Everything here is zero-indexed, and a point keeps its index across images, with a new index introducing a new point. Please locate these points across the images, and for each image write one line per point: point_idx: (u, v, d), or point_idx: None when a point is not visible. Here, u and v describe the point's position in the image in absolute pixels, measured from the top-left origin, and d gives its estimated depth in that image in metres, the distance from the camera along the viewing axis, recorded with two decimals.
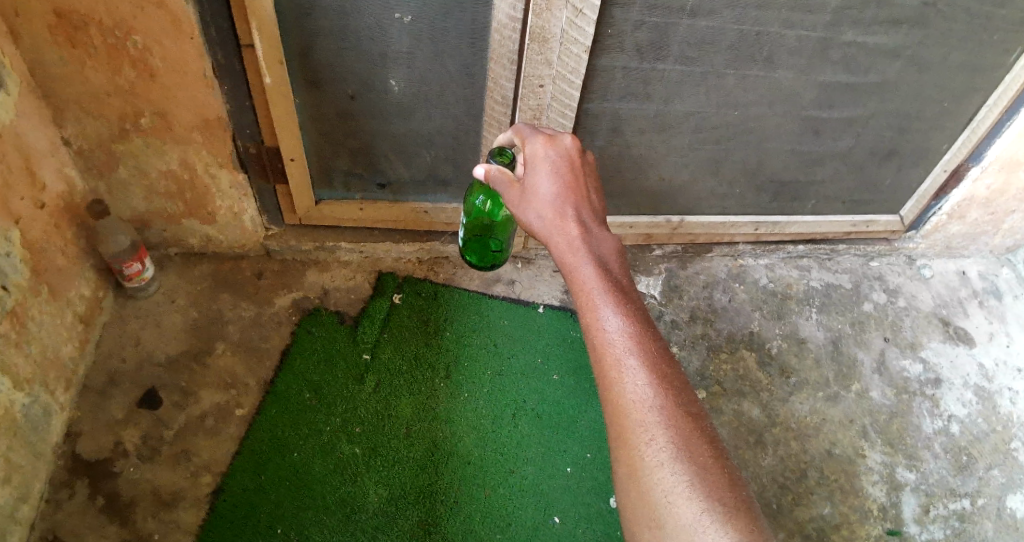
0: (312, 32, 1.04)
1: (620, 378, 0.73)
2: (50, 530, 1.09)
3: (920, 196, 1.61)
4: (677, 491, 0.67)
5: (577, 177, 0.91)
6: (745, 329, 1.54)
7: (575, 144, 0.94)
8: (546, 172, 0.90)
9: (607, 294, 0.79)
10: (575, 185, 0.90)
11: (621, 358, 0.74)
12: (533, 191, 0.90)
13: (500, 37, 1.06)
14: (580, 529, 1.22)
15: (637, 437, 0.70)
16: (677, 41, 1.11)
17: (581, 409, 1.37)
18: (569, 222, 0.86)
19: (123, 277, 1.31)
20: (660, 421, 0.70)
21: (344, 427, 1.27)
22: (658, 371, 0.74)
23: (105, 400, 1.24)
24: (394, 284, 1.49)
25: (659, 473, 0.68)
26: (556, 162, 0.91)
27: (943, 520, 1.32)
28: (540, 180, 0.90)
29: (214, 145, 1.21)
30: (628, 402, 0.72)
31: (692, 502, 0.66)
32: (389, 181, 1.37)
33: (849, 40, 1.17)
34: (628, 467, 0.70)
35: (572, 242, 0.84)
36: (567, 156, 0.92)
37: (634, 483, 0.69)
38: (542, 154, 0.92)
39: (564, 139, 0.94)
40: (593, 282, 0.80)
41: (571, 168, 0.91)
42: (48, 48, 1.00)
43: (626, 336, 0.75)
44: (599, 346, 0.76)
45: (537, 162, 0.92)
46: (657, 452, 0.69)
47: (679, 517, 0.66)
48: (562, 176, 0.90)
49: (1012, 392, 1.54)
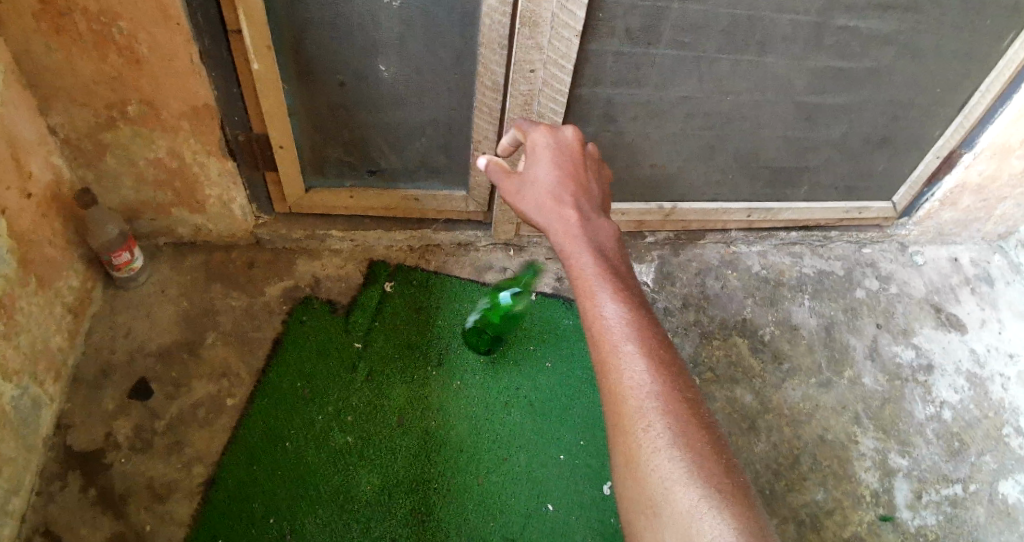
0: (302, 20, 1.03)
1: (617, 365, 0.73)
2: (41, 523, 1.09)
3: (914, 182, 1.60)
4: (675, 476, 0.66)
5: (577, 166, 0.91)
6: (738, 315, 1.55)
7: (576, 135, 0.93)
8: (546, 161, 0.90)
9: (606, 281, 0.79)
10: (575, 173, 0.90)
11: (619, 344, 0.74)
12: (532, 179, 0.90)
13: (491, 22, 1.05)
14: (574, 516, 1.22)
15: (634, 423, 0.70)
16: (669, 26, 1.11)
17: (573, 396, 1.36)
18: (566, 208, 0.86)
19: (113, 267, 1.30)
20: (657, 407, 0.70)
21: (336, 417, 1.26)
22: (655, 357, 0.73)
23: (96, 391, 1.24)
24: (387, 273, 1.49)
25: (655, 459, 0.67)
26: (556, 151, 0.91)
27: (935, 506, 1.33)
28: (540, 170, 0.90)
29: (204, 133, 1.20)
30: (625, 388, 0.71)
31: (689, 487, 0.65)
32: (381, 169, 1.36)
33: (842, 25, 1.16)
34: (625, 453, 0.70)
35: (571, 229, 0.84)
36: (567, 146, 0.92)
37: (631, 469, 0.69)
38: (542, 144, 0.92)
39: (566, 129, 0.94)
40: (591, 270, 0.80)
41: (571, 157, 0.91)
42: (33, 36, 0.99)
43: (623, 323, 0.75)
44: (598, 333, 0.75)
45: (536, 151, 0.93)
46: (653, 438, 0.68)
47: (676, 503, 0.65)
48: (561, 165, 0.90)
49: (1004, 378, 1.55)
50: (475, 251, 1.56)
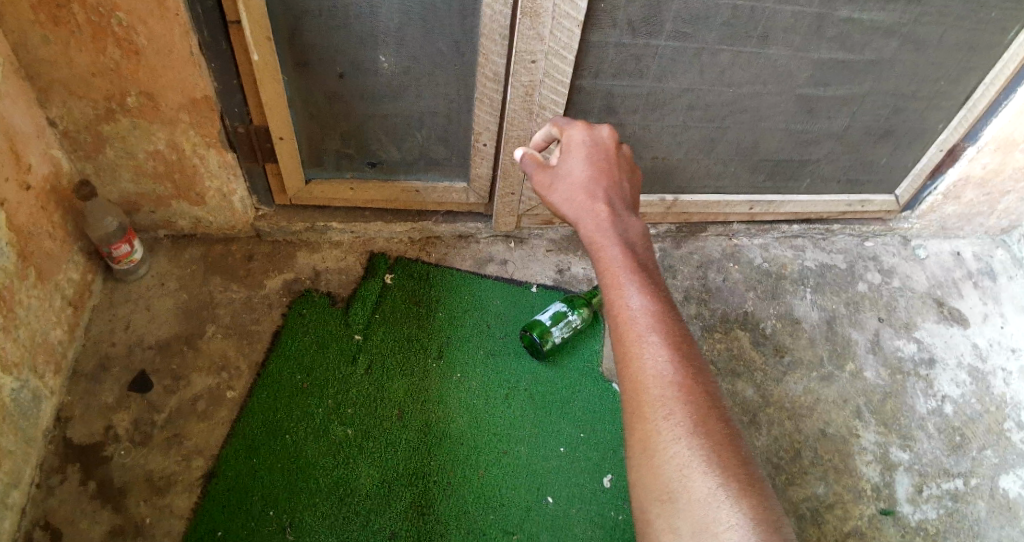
0: (301, 11, 1.02)
1: (640, 353, 0.72)
2: (41, 516, 1.09)
3: (915, 176, 1.59)
4: (692, 465, 0.65)
5: (611, 166, 0.90)
6: (739, 309, 1.54)
7: (612, 135, 0.94)
8: (580, 157, 0.90)
9: (634, 274, 0.78)
10: (610, 172, 0.90)
11: (643, 334, 0.73)
12: (565, 173, 0.90)
13: (491, 12, 1.04)
14: (573, 508, 1.22)
15: (654, 411, 0.69)
16: (670, 17, 1.10)
17: (573, 389, 1.36)
18: (598, 203, 0.86)
19: (112, 260, 1.29)
20: (677, 396, 0.69)
21: (337, 409, 1.26)
22: (678, 348, 0.73)
23: (95, 385, 1.23)
24: (386, 265, 1.48)
25: (673, 447, 0.67)
26: (591, 149, 0.91)
27: (936, 500, 1.32)
28: (574, 165, 0.90)
29: (203, 125, 1.19)
30: (647, 376, 0.71)
31: (706, 475, 0.65)
32: (380, 161, 1.35)
33: (845, 17, 1.15)
34: (642, 441, 0.69)
35: (601, 222, 0.84)
36: (603, 145, 0.92)
37: (648, 457, 0.68)
38: (578, 140, 0.92)
39: (602, 129, 0.94)
40: (619, 262, 0.79)
41: (606, 157, 0.91)
42: (30, 27, 0.98)
43: (648, 314, 0.74)
44: (622, 323, 0.75)
45: (569, 145, 0.93)
46: (673, 426, 0.68)
47: (692, 491, 0.65)
48: (595, 162, 0.90)
49: (1006, 372, 1.54)
50: (475, 244, 1.55)
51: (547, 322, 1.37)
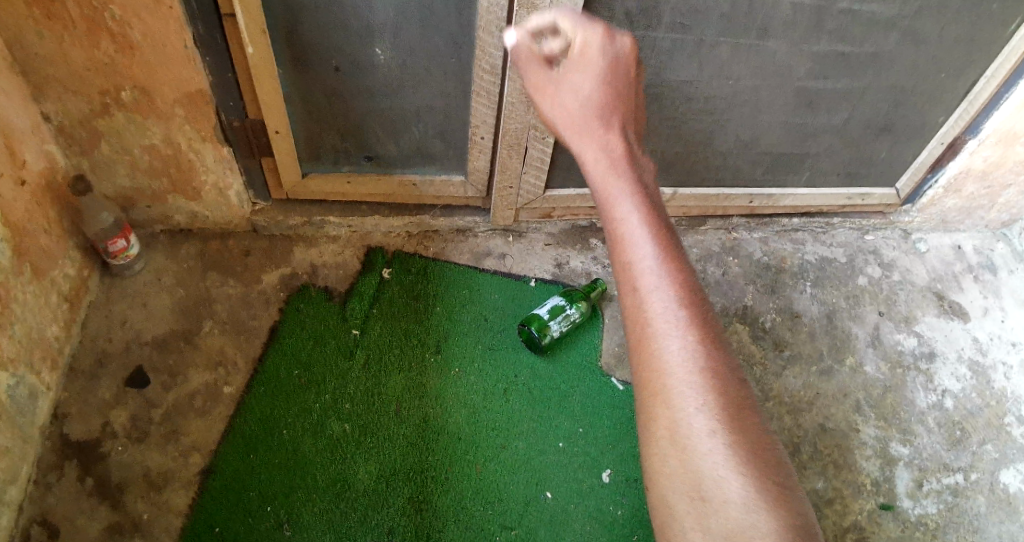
0: (297, 5, 1.01)
1: (659, 336, 0.67)
2: (39, 513, 1.08)
3: (916, 169, 1.59)
4: (723, 463, 0.62)
5: (627, 89, 0.79)
6: (739, 303, 1.54)
7: (632, 49, 0.80)
8: (596, 76, 0.78)
9: (652, 236, 0.70)
10: (625, 97, 0.79)
11: (663, 314, 0.67)
12: (575, 93, 0.78)
13: (488, 5, 1.03)
14: (573, 504, 1.21)
15: (680, 403, 0.65)
16: (669, 9, 1.09)
17: (572, 383, 1.35)
18: (610, 138, 0.77)
19: (109, 255, 1.29)
20: (702, 387, 0.65)
21: (333, 405, 1.25)
22: (700, 330, 0.67)
23: (92, 382, 1.23)
24: (384, 260, 1.47)
25: (703, 444, 0.63)
26: (610, 66, 0.78)
27: (935, 495, 1.32)
28: (587, 86, 0.78)
29: (199, 120, 1.18)
30: (668, 363, 0.66)
31: (741, 476, 0.61)
32: (377, 155, 1.34)
33: (845, 9, 1.14)
34: (669, 435, 0.65)
35: (615, 162, 0.75)
36: (623, 62, 0.79)
37: (676, 453, 0.64)
38: (595, 53, 0.79)
39: (622, 40, 0.79)
40: (637, 218, 0.71)
41: (623, 77, 0.79)
42: (24, 22, 0.97)
43: (669, 289, 0.68)
44: (638, 295, 0.69)
45: (581, 55, 0.79)
46: (704, 422, 0.64)
47: (726, 493, 0.61)
48: (613, 84, 0.78)
49: (1006, 366, 1.54)
50: (473, 237, 1.55)
51: (546, 318, 1.36)
